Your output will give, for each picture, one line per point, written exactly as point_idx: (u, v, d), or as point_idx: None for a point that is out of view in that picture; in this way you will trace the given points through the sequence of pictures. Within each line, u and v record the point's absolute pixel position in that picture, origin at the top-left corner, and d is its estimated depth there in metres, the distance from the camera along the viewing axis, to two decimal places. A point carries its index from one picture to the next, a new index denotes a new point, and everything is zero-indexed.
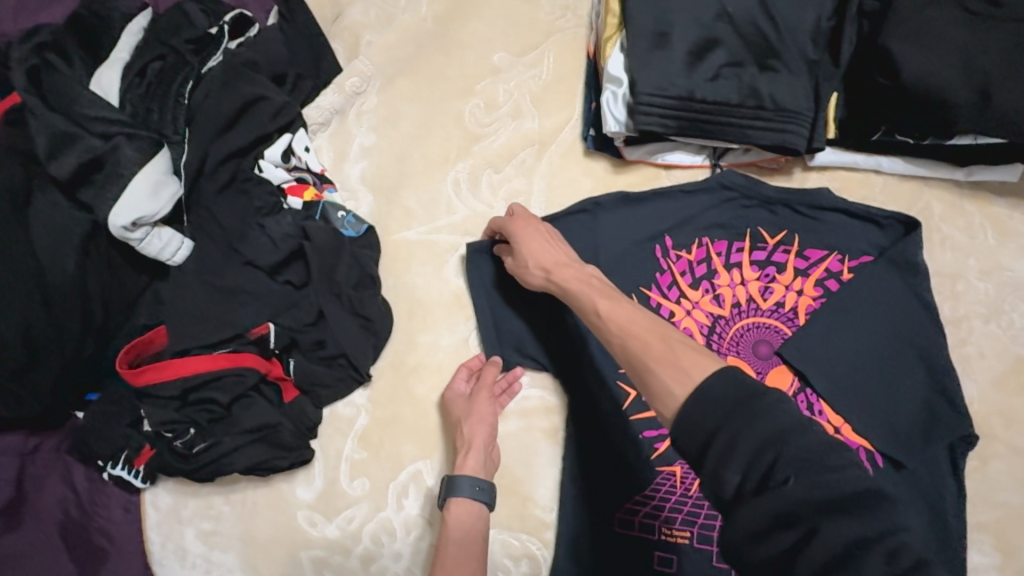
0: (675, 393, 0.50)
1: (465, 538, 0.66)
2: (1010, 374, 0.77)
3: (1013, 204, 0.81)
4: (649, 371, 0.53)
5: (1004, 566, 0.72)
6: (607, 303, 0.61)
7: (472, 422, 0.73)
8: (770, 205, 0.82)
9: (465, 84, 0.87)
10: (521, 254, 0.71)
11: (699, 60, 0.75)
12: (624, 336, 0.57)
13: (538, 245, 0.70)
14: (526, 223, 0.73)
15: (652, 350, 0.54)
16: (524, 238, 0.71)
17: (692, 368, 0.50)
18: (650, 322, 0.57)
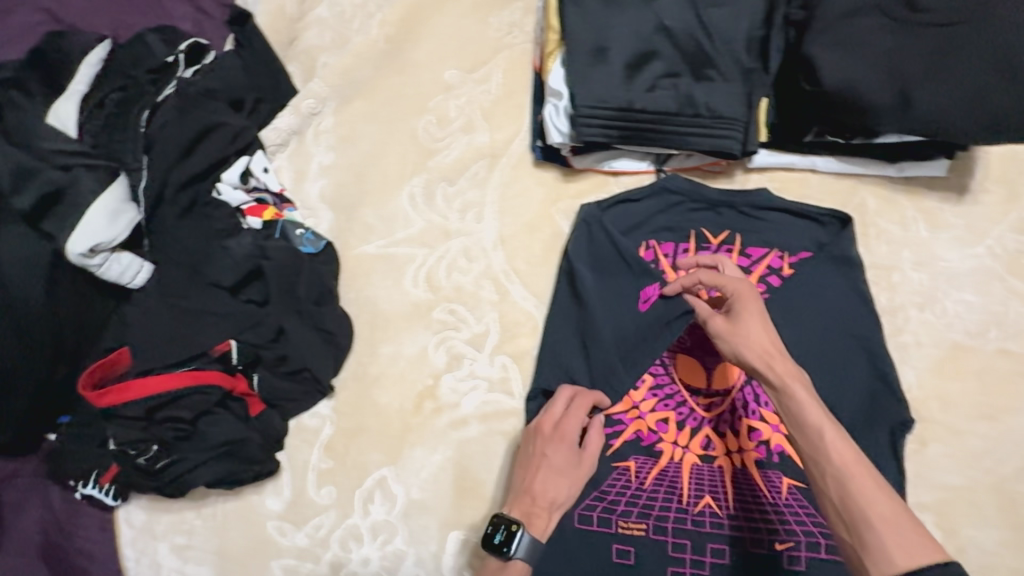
0: (895, 558, 0.49)
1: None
2: (947, 360, 0.80)
3: (945, 196, 0.84)
4: (868, 522, 0.52)
5: (947, 545, 0.75)
6: (827, 424, 0.58)
7: (555, 479, 0.70)
8: (714, 207, 0.85)
9: (418, 102, 0.89)
10: (742, 332, 0.67)
11: (637, 71, 0.78)
12: (840, 471, 0.55)
13: (763, 330, 0.66)
14: (752, 302, 0.68)
15: (876, 501, 0.52)
16: (743, 325, 0.67)
17: (914, 547, 0.49)
18: (870, 466, 0.55)
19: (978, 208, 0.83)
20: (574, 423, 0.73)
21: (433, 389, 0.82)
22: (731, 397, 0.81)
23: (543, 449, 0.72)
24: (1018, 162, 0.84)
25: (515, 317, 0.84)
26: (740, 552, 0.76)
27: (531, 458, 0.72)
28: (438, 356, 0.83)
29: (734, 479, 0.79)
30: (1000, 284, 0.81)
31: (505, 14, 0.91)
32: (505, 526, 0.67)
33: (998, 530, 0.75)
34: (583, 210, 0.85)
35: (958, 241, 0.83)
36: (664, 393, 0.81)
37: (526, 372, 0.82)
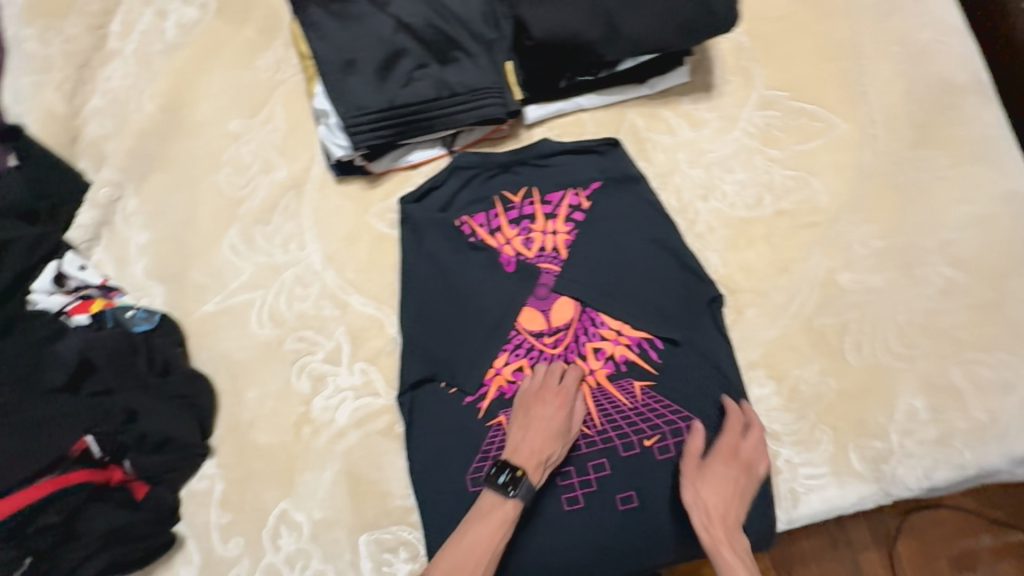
0: None
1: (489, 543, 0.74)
2: (738, 234, 0.90)
3: (697, 97, 0.94)
4: None
5: (780, 389, 0.86)
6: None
7: (546, 431, 0.80)
8: (509, 168, 0.92)
9: (213, 157, 0.93)
10: (706, 477, 0.79)
11: (390, 72, 0.85)
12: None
13: (722, 494, 0.79)
14: (730, 458, 0.80)
15: None
16: (705, 478, 0.79)
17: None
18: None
19: (726, 99, 0.94)
20: (570, 385, 0.83)
21: (307, 414, 0.86)
22: (572, 328, 0.88)
23: (544, 407, 0.81)
24: (746, 51, 0.95)
25: (362, 324, 0.89)
26: (616, 461, 0.84)
27: (527, 418, 0.81)
28: (302, 383, 0.87)
29: (595, 399, 0.86)
30: (761, 157, 0.92)
31: (268, 54, 0.95)
32: (508, 470, 0.77)
33: (817, 361, 0.86)
34: (403, 208, 0.90)
35: (718, 131, 0.93)
36: (513, 345, 0.88)
37: (387, 369, 0.87)
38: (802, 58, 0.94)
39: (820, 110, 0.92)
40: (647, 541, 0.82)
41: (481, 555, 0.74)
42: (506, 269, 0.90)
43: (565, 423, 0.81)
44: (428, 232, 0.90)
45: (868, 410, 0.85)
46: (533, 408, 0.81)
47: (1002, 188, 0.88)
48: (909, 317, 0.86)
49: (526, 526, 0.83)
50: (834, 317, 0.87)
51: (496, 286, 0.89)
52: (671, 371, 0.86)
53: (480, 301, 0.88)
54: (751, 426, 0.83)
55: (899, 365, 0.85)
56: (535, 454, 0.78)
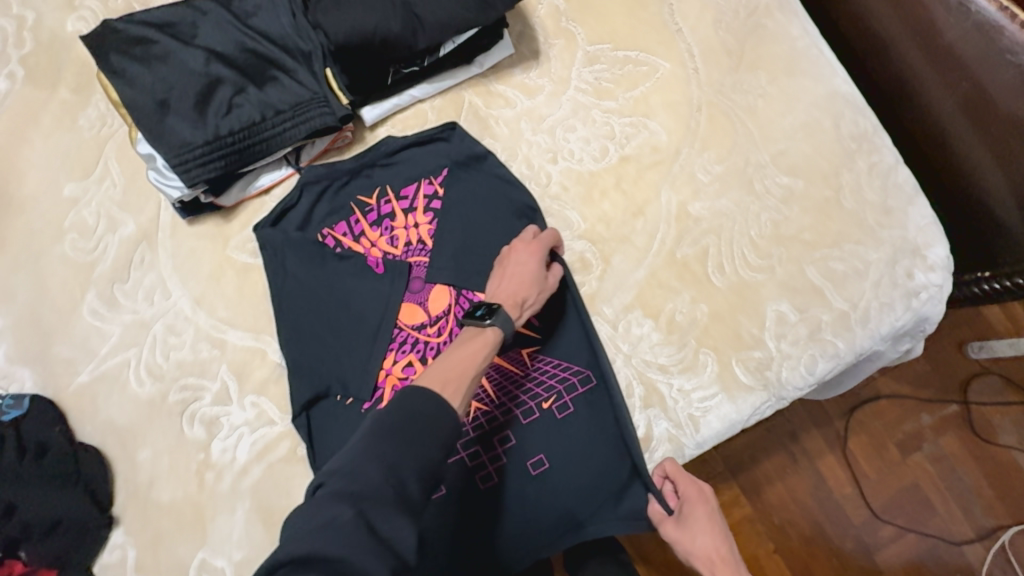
0: None
1: (471, 357, 0.71)
2: (591, 187, 0.93)
3: (527, 66, 0.97)
4: None
5: (659, 324, 0.89)
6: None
7: (521, 269, 0.81)
8: (359, 173, 0.93)
9: (54, 227, 0.91)
10: (696, 532, 0.83)
11: (207, 104, 0.85)
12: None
13: (706, 532, 0.84)
14: (701, 499, 0.85)
15: None
16: (688, 528, 0.84)
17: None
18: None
19: (554, 63, 0.97)
20: (545, 240, 0.84)
21: (207, 460, 0.85)
22: (452, 313, 0.88)
23: (513, 258, 0.82)
24: (563, 13, 0.98)
25: (243, 358, 0.88)
26: (521, 430, 0.84)
27: (502, 267, 0.82)
28: (196, 430, 0.86)
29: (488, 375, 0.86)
30: (598, 110, 0.95)
31: (89, 111, 0.93)
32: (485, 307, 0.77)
33: (687, 291, 0.90)
34: (258, 234, 0.89)
35: (553, 95, 0.96)
36: (399, 343, 0.88)
37: (277, 397, 0.87)
38: (616, 9, 0.98)
39: (643, 54, 0.96)
40: (569, 498, 0.83)
41: (466, 366, 0.70)
42: (376, 271, 0.90)
43: (533, 269, 0.81)
44: (289, 251, 0.89)
45: (743, 324, 0.89)
46: (512, 258, 0.83)
47: (819, 92, 0.94)
48: (760, 231, 0.91)
49: (447, 518, 0.81)
50: (693, 246, 0.91)
51: (369, 289, 0.89)
52: (553, 330, 0.88)
53: (356, 308, 0.89)
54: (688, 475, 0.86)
55: (760, 276, 0.90)
56: (513, 295, 0.79)
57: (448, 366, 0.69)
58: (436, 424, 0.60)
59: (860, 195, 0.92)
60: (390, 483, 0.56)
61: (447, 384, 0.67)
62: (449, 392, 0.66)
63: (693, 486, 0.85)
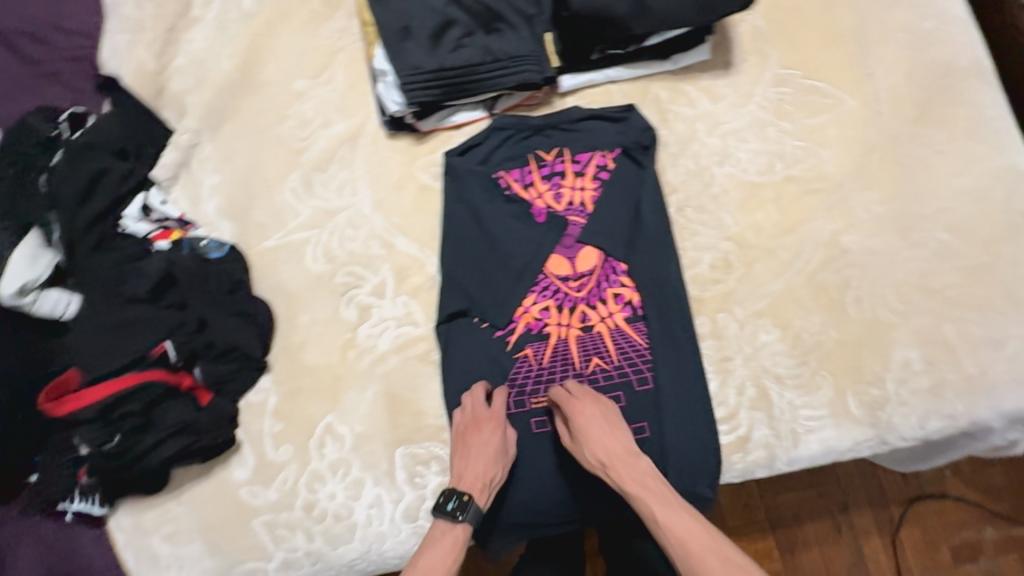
0: None
1: (446, 563, 0.76)
2: (750, 197, 0.99)
3: (717, 73, 1.04)
4: None
5: (784, 337, 0.93)
6: (665, 512, 0.76)
7: (480, 449, 0.85)
8: (541, 131, 1.02)
9: (278, 112, 1.05)
10: (585, 436, 0.83)
11: (440, 39, 0.96)
12: (681, 551, 0.72)
13: (598, 426, 0.84)
14: (594, 400, 0.87)
15: (711, 568, 0.70)
16: (584, 417, 0.85)
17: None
18: (706, 535, 0.73)
19: (743, 76, 1.03)
20: (501, 407, 0.87)
21: (353, 340, 0.96)
22: (595, 274, 0.97)
23: (477, 434, 0.86)
24: (762, 33, 1.04)
25: (404, 263, 0.99)
26: (631, 394, 0.92)
27: (467, 447, 0.86)
28: (349, 312, 0.97)
29: (613, 338, 0.95)
30: (773, 128, 1.01)
31: (332, 24, 1.08)
32: (455, 498, 0.81)
33: (819, 313, 0.94)
34: (447, 160, 1.01)
35: (734, 105, 1.02)
36: (541, 287, 0.96)
37: (425, 303, 0.97)
38: (812, 41, 1.03)
39: (830, 88, 1.01)
40: None
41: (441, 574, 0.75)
42: (535, 219, 0.99)
43: (497, 439, 0.86)
44: (467, 183, 1.00)
45: (866, 359, 0.92)
46: (467, 438, 0.87)
47: (997, 164, 0.95)
48: (906, 277, 0.94)
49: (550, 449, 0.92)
50: (835, 274, 0.95)
51: (527, 234, 0.98)
52: (678, 314, 0.94)
53: (511, 247, 0.97)
54: (571, 386, 0.89)
55: (895, 319, 0.93)
56: (479, 474, 0.83)
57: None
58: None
59: (1016, 270, 0.92)
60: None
61: None
62: None
63: (585, 391, 0.88)
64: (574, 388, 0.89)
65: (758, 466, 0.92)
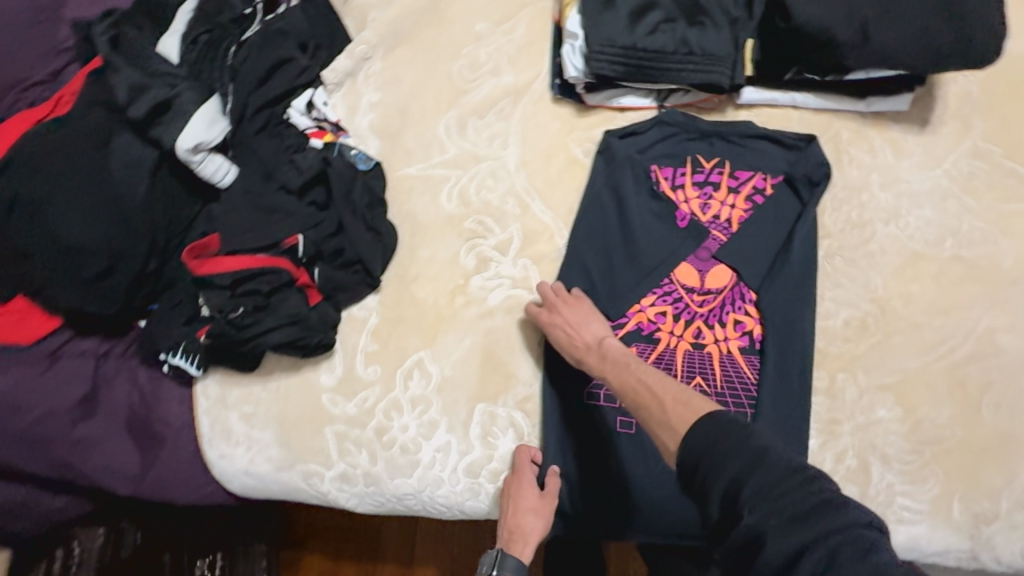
0: (671, 447, 0.68)
1: None
2: (908, 265, 0.92)
3: (909, 128, 0.97)
4: (656, 432, 0.71)
5: (905, 419, 0.87)
6: (623, 372, 0.79)
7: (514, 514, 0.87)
8: (707, 137, 0.98)
9: (453, 48, 1.05)
10: (556, 335, 0.87)
11: (640, 18, 0.93)
12: (636, 401, 0.76)
13: (568, 326, 0.87)
14: (563, 303, 0.89)
15: (653, 414, 0.72)
16: (553, 319, 0.88)
17: (677, 426, 0.68)
18: (657, 383, 0.75)
19: (937, 138, 0.96)
20: (520, 476, 0.87)
21: (464, 287, 0.96)
22: (722, 295, 0.93)
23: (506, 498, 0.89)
24: (972, 100, 0.97)
25: (534, 228, 0.98)
26: None
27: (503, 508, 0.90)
28: (468, 259, 0.97)
29: (722, 363, 0.91)
30: (955, 202, 0.94)
31: None
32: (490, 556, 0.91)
33: (950, 406, 0.87)
34: (606, 138, 0.99)
35: (919, 165, 0.95)
36: (662, 291, 0.94)
37: (544, 273, 0.96)
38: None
39: None
40: None
41: None
42: (677, 223, 0.96)
43: (526, 504, 0.87)
44: (619, 166, 0.98)
45: (988, 469, 0.85)
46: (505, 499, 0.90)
47: None
48: None
49: (631, 451, 0.90)
50: (980, 371, 0.87)
51: (664, 235, 0.96)
52: (798, 362, 0.89)
53: (644, 242, 0.95)
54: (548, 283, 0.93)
55: None
56: (511, 537, 0.88)
57: None
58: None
59: None
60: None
61: None
62: None
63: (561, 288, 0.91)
64: (564, 289, 0.92)
65: None
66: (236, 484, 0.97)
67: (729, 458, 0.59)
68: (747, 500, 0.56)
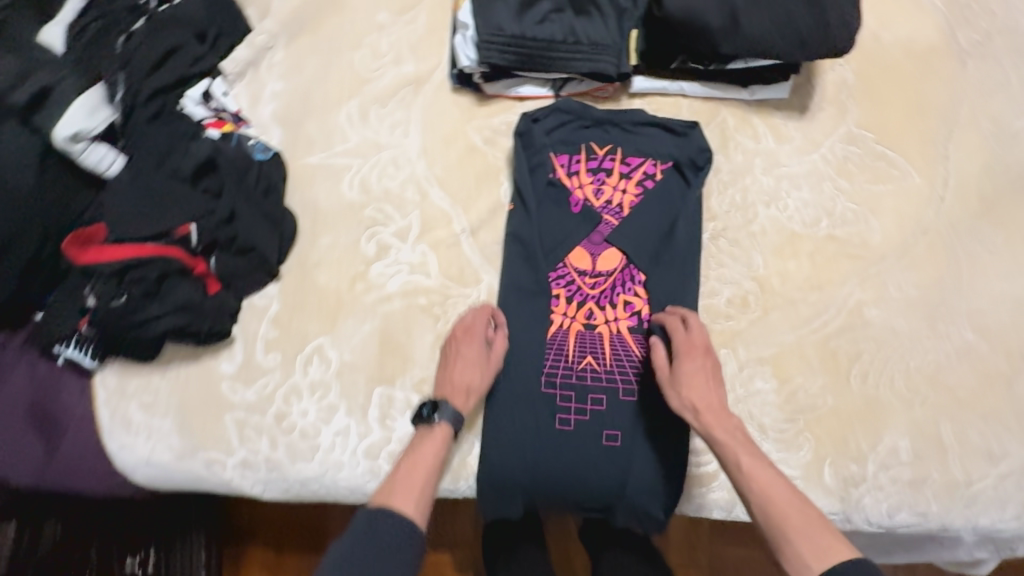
0: (811, 562, 0.70)
1: (425, 464, 0.83)
2: (787, 244, 0.97)
3: (790, 114, 1.01)
4: (787, 536, 0.73)
5: (780, 390, 0.92)
6: (751, 462, 0.79)
7: (461, 360, 0.90)
8: (601, 124, 1.02)
9: (355, 37, 1.06)
10: (681, 383, 0.86)
11: (529, 7, 0.96)
12: (764, 497, 0.76)
13: (702, 380, 0.86)
14: (691, 353, 0.87)
15: (792, 520, 0.74)
16: (688, 363, 0.86)
17: (827, 548, 0.71)
18: (790, 492, 0.76)
19: (816, 123, 1.01)
20: (479, 327, 0.92)
21: (364, 273, 0.98)
22: (613, 276, 0.97)
23: (458, 347, 0.91)
24: (848, 86, 1.01)
25: (433, 214, 1.00)
26: (614, 400, 0.93)
27: (447, 352, 0.92)
28: (368, 246, 0.99)
29: (611, 343, 0.95)
30: (831, 184, 0.98)
31: None
32: (429, 405, 0.87)
33: (822, 376, 0.92)
34: (523, 121, 1.00)
35: (799, 150, 1.00)
36: (557, 274, 0.97)
37: (442, 258, 0.98)
38: (896, 107, 1.00)
39: (899, 159, 0.98)
40: (614, 477, 0.93)
41: (417, 473, 0.82)
42: (571, 208, 0.99)
43: (475, 348, 0.91)
44: (525, 149, 1.00)
45: (858, 434, 0.90)
46: (452, 346, 0.92)
47: None
48: (919, 365, 0.91)
49: (524, 427, 0.93)
50: (849, 343, 0.93)
51: (560, 219, 0.99)
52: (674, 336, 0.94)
53: (541, 227, 0.98)
54: (690, 318, 0.90)
55: (896, 405, 0.90)
56: (458, 384, 0.89)
57: (404, 475, 0.82)
58: (389, 516, 0.78)
59: None
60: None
61: (395, 495, 0.81)
62: (408, 502, 0.80)
63: (683, 334, 0.89)
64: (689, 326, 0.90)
65: (716, 505, 0.93)
66: (139, 474, 0.95)
67: None
68: None
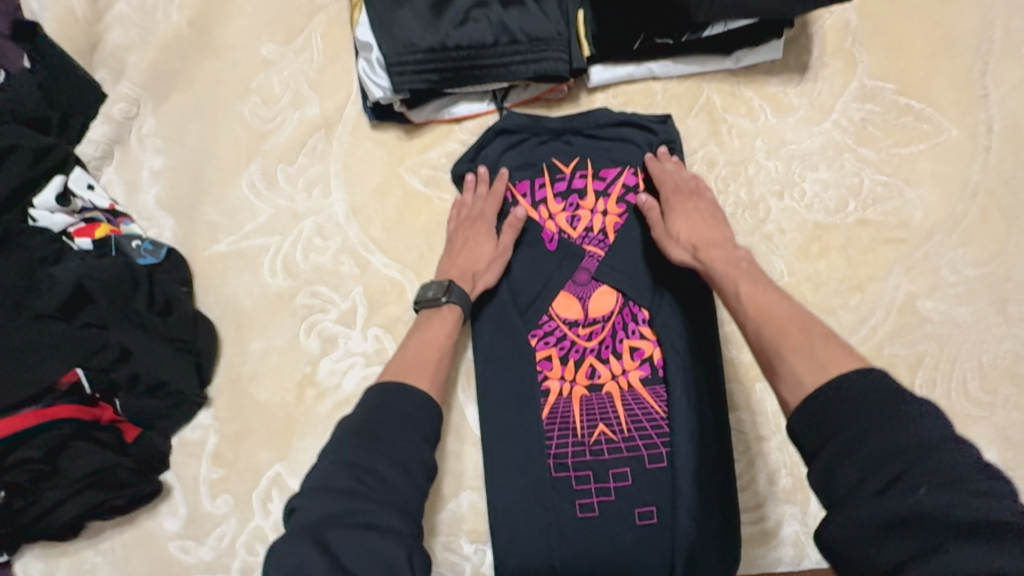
0: (805, 379, 0.51)
1: (435, 342, 0.70)
2: (811, 241, 0.80)
3: (787, 79, 0.83)
4: (780, 356, 0.55)
5: None
6: (750, 288, 0.63)
7: (470, 241, 0.78)
8: (560, 135, 0.82)
9: (239, 84, 0.85)
10: (674, 228, 0.73)
11: (444, 7, 0.75)
12: (759, 321, 0.59)
13: (693, 223, 0.73)
14: (683, 199, 0.75)
15: (787, 338, 0.55)
16: (680, 208, 0.75)
17: (832, 365, 0.51)
18: (795, 311, 0.58)
19: (821, 84, 0.82)
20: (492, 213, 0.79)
21: (313, 375, 0.80)
22: (611, 322, 0.79)
23: (465, 235, 0.78)
24: (852, 31, 0.83)
25: (380, 286, 0.81)
26: (641, 471, 0.76)
27: (452, 243, 0.79)
28: (311, 341, 0.80)
29: (624, 402, 0.78)
30: (851, 156, 0.81)
31: None
32: (437, 285, 0.74)
33: None
34: (462, 159, 0.82)
35: (806, 121, 0.82)
36: (543, 332, 0.79)
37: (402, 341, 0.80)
38: (915, 45, 0.82)
39: (929, 110, 0.80)
40: (658, 565, 0.75)
41: (429, 352, 0.68)
42: (545, 246, 0.81)
43: (490, 247, 0.78)
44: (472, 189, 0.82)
45: None
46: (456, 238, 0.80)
47: None
48: (994, 359, 0.75)
49: (539, 527, 0.75)
50: (906, 348, 0.76)
51: (533, 262, 0.81)
52: (694, 381, 0.77)
53: (512, 279, 0.81)
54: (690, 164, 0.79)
55: (975, 413, 0.75)
56: (463, 269, 0.76)
57: (414, 353, 0.68)
58: (406, 389, 0.61)
59: None
60: (344, 494, 0.52)
61: (410, 373, 0.65)
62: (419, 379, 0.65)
63: (675, 177, 0.77)
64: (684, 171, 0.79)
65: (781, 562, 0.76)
66: None
67: (853, 413, 0.46)
68: (843, 454, 0.45)
